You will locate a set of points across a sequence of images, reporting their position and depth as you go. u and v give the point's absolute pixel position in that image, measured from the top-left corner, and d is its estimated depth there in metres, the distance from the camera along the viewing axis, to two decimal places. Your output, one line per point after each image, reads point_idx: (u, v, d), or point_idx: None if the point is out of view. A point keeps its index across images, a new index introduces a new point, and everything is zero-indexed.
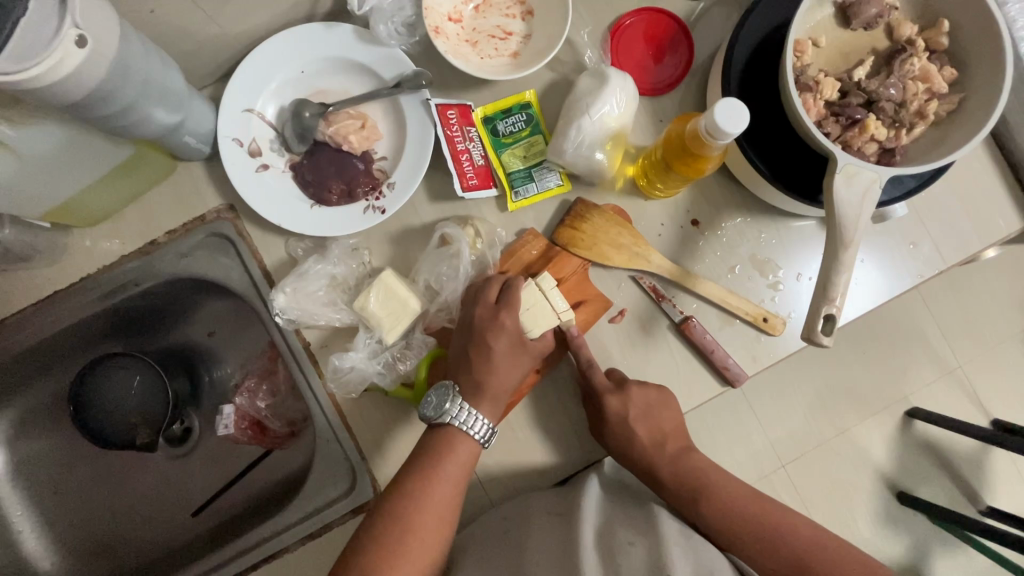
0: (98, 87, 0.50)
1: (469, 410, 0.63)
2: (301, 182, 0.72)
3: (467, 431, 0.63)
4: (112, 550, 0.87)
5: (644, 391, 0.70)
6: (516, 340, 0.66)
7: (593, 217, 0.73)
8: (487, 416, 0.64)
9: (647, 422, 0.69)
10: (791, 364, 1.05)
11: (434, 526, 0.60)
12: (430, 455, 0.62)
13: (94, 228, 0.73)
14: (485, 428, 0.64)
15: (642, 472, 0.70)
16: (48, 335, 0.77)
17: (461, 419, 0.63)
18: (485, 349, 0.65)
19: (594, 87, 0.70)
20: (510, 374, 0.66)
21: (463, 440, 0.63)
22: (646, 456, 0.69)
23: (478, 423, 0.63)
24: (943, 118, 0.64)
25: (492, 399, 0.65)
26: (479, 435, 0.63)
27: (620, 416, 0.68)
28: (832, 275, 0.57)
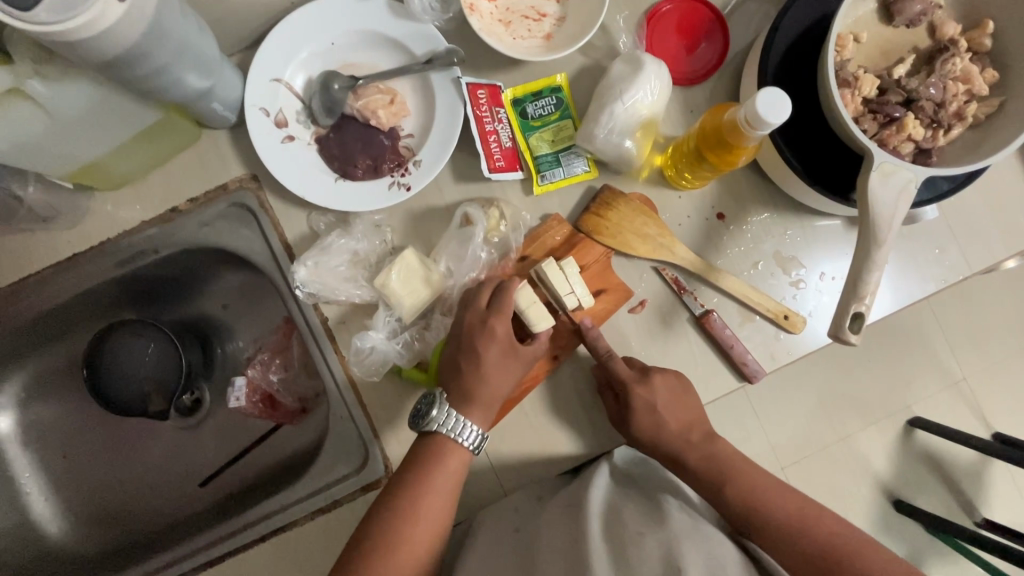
0: (135, 45, 0.49)
1: (458, 417, 0.64)
2: (327, 156, 0.72)
3: (458, 439, 0.63)
4: (118, 516, 0.87)
5: (666, 379, 0.69)
6: (505, 345, 0.65)
7: (620, 206, 0.72)
8: (478, 423, 0.64)
9: (671, 410, 0.68)
10: (801, 367, 1.05)
11: (439, 507, 0.61)
12: (432, 445, 0.64)
13: (116, 193, 0.72)
14: (475, 435, 0.64)
15: (665, 460, 0.69)
16: (65, 299, 0.77)
17: (450, 426, 0.63)
18: (479, 352, 0.65)
19: (628, 73, 0.69)
20: (506, 377, 0.66)
21: (453, 451, 0.63)
22: (670, 444, 0.68)
23: (469, 430, 0.64)
24: (981, 121, 0.63)
25: (483, 406, 0.65)
26: (468, 443, 0.64)
27: (645, 402, 0.67)
28: (863, 273, 0.57)
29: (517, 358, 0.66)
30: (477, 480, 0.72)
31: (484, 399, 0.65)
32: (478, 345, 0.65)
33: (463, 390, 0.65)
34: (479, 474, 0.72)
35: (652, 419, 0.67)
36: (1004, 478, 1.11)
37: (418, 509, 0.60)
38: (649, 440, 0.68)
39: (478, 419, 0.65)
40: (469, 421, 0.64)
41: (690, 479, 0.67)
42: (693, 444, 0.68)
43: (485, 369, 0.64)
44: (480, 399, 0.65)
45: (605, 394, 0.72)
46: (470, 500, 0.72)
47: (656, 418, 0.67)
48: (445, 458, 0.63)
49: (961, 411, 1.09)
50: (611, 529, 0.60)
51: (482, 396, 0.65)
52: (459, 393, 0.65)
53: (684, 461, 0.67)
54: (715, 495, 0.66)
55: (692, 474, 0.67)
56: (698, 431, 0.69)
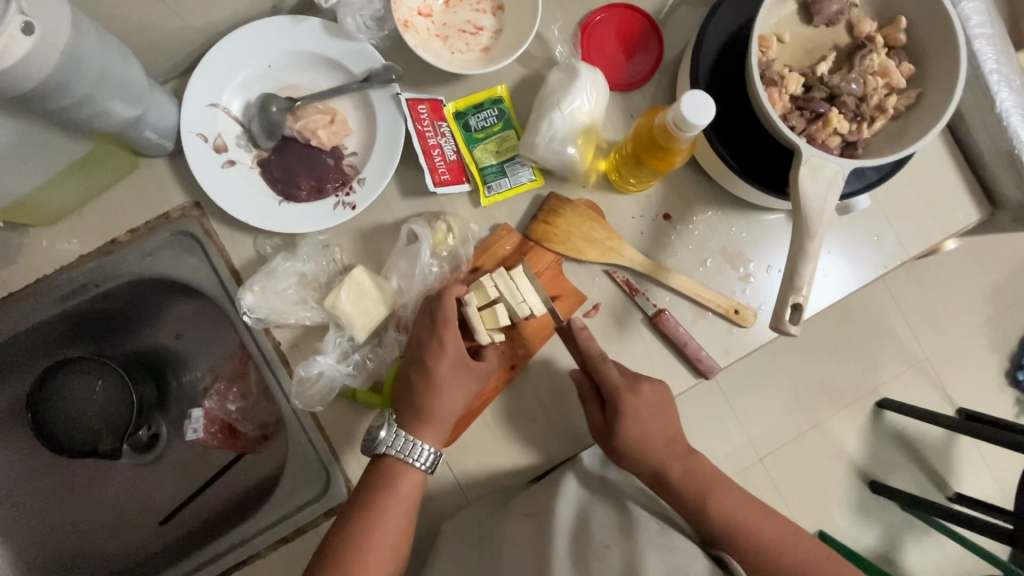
0: (49, 78, 0.48)
1: (410, 439, 0.63)
2: (269, 179, 0.71)
3: (409, 459, 0.63)
4: (75, 563, 0.83)
5: (656, 390, 0.70)
6: (458, 358, 0.65)
7: (567, 212, 0.73)
8: (430, 443, 0.64)
9: (658, 419, 0.69)
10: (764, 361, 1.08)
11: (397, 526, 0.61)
12: (383, 472, 0.63)
13: (52, 228, 0.70)
14: (429, 455, 0.63)
15: (647, 471, 0.69)
16: (4, 340, 0.74)
17: (400, 447, 0.63)
18: (430, 367, 0.64)
19: (565, 82, 0.70)
20: (460, 393, 0.65)
21: (407, 472, 0.63)
22: (657, 455, 0.69)
23: (421, 451, 0.63)
24: (902, 113, 0.66)
25: (437, 423, 0.64)
26: (422, 463, 0.63)
27: (635, 408, 0.68)
28: (798, 265, 0.58)
29: (471, 372, 0.66)
30: (442, 498, 0.71)
31: (444, 416, 0.64)
32: (429, 360, 0.65)
33: (415, 407, 0.64)
34: (442, 492, 0.71)
35: (645, 428, 0.68)
36: (972, 453, 1.15)
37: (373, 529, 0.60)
38: (637, 450, 0.68)
39: (430, 437, 0.64)
40: (422, 442, 0.64)
41: (674, 491, 0.68)
42: (677, 455, 0.69)
43: (439, 383, 0.64)
44: (432, 416, 0.64)
45: (589, 404, 0.71)
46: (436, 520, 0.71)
47: (643, 428, 0.68)
48: (399, 478, 0.63)
49: (927, 390, 1.13)
50: (577, 539, 0.60)
51: (434, 413, 0.64)
52: (422, 408, 0.64)
53: (667, 473, 0.68)
54: (695, 509, 0.67)
55: (671, 486, 0.68)
56: (681, 443, 0.70)
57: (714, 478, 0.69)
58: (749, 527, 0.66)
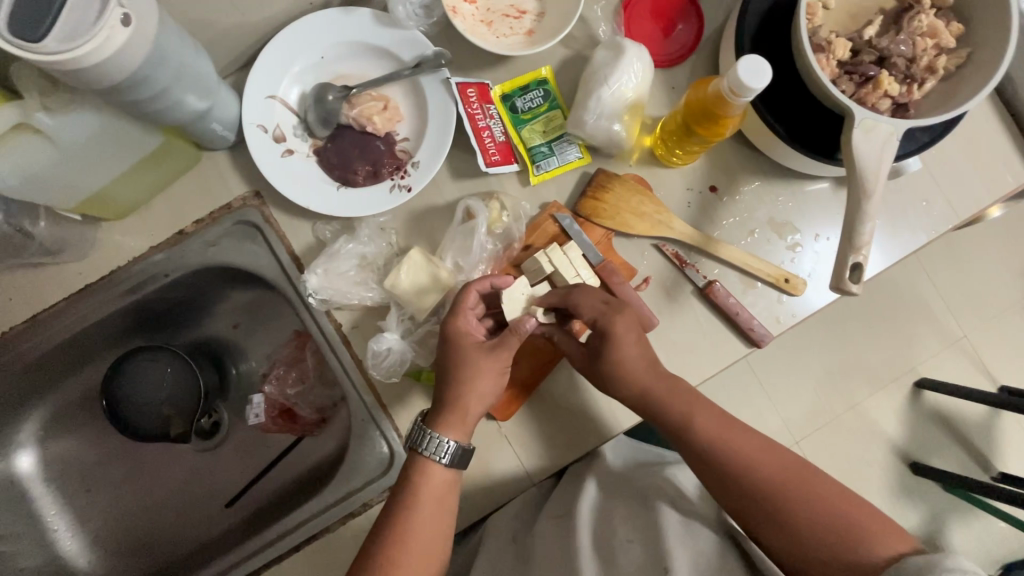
0: (137, 70, 0.51)
1: (436, 435, 0.62)
2: (326, 166, 0.73)
3: (433, 455, 0.61)
4: (148, 545, 0.87)
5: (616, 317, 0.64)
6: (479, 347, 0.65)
7: (615, 187, 0.74)
8: (453, 436, 0.62)
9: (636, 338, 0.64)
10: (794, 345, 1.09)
11: (438, 519, 0.60)
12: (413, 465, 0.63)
13: (123, 221, 0.74)
14: (453, 450, 0.62)
15: (630, 390, 0.64)
16: (79, 330, 0.77)
17: (425, 445, 0.62)
18: (451, 361, 0.64)
19: (611, 59, 0.71)
20: (484, 386, 0.64)
21: (435, 468, 0.62)
22: (636, 374, 0.63)
23: (445, 446, 0.61)
24: (952, 72, 0.66)
25: (461, 417, 0.63)
26: (446, 459, 0.62)
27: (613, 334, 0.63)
28: (856, 226, 0.59)
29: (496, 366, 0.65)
30: (501, 472, 0.73)
31: (466, 405, 0.63)
32: (450, 353, 0.65)
33: (440, 399, 0.64)
34: (504, 465, 0.72)
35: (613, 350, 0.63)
36: (1016, 430, 1.16)
37: (413, 526, 0.59)
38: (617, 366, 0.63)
39: (453, 431, 0.63)
40: (444, 436, 0.62)
41: (659, 413, 0.63)
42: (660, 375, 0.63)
43: (467, 374, 0.63)
44: (456, 410, 0.63)
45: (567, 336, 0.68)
46: (496, 494, 0.72)
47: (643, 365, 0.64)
48: (431, 474, 0.62)
49: (965, 368, 1.16)
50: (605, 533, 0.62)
51: (456, 407, 0.63)
52: (444, 399, 0.63)
53: (651, 391, 0.63)
54: (681, 433, 0.61)
55: (655, 407, 0.63)
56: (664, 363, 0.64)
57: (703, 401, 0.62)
58: (760, 478, 0.57)
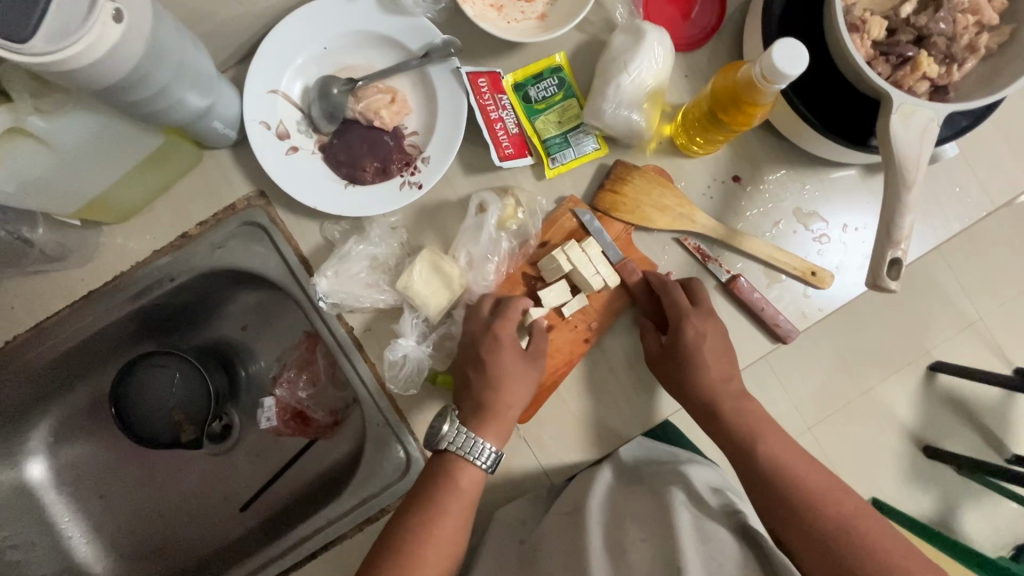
0: (133, 69, 0.48)
1: (474, 437, 0.62)
2: (333, 163, 0.70)
3: (470, 457, 0.61)
4: (163, 550, 0.86)
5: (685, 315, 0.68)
6: (517, 353, 0.66)
7: (634, 179, 0.71)
8: (492, 442, 0.63)
9: (716, 357, 0.67)
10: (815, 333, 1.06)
11: (462, 523, 0.60)
12: (433, 481, 0.61)
13: (125, 225, 0.71)
14: (491, 455, 0.62)
15: (699, 404, 0.67)
16: (85, 338, 0.76)
17: (461, 445, 0.61)
18: (488, 363, 0.65)
19: (629, 44, 0.68)
20: (519, 392, 0.65)
21: (467, 468, 0.62)
22: (712, 390, 0.66)
23: (483, 449, 0.62)
24: (994, 52, 0.62)
25: (499, 422, 0.64)
26: (483, 462, 0.62)
27: (696, 341, 0.67)
28: (895, 219, 0.56)
29: (529, 375, 0.66)
30: (521, 474, 0.71)
31: (503, 412, 0.64)
32: (486, 355, 0.65)
33: (476, 402, 0.64)
34: (524, 467, 0.71)
35: (685, 350, 0.67)
36: None
37: (439, 526, 0.58)
38: (692, 382, 0.67)
39: (492, 437, 0.63)
40: (484, 441, 0.63)
41: (724, 426, 0.65)
42: (733, 393, 0.66)
43: (501, 377, 0.64)
44: (494, 415, 0.63)
45: (647, 334, 0.71)
46: (513, 497, 0.71)
47: (699, 356, 0.66)
48: (449, 481, 0.61)
49: (982, 351, 1.11)
50: (614, 531, 0.59)
51: (495, 412, 0.63)
52: (481, 404, 0.64)
53: (711, 393, 0.66)
54: (746, 448, 0.63)
55: (710, 404, 0.66)
56: (738, 384, 0.67)
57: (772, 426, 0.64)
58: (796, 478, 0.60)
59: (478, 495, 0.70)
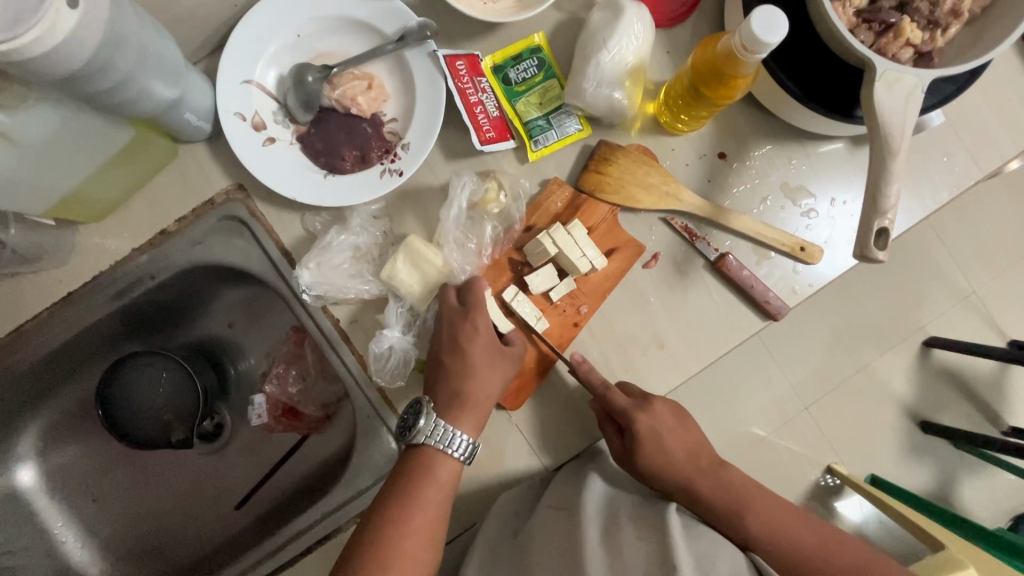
0: (93, 57, 0.46)
1: (447, 427, 0.62)
2: (311, 153, 0.69)
3: (446, 449, 0.61)
4: (159, 551, 0.86)
5: (651, 417, 0.65)
6: (491, 342, 0.65)
7: (619, 159, 0.70)
8: (468, 433, 0.63)
9: (675, 435, 0.66)
10: (807, 310, 1.05)
11: (440, 516, 0.60)
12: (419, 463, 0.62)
13: (102, 223, 0.70)
14: (464, 444, 0.62)
15: (673, 488, 0.65)
16: (68, 339, 0.74)
17: (438, 436, 0.61)
18: (466, 350, 0.64)
19: (608, 21, 0.66)
20: (496, 379, 0.65)
21: (442, 460, 0.62)
22: (680, 472, 0.65)
23: (457, 440, 0.61)
24: (977, 16, 0.61)
25: (474, 412, 0.64)
26: (457, 453, 0.62)
27: (649, 429, 0.65)
28: (881, 188, 0.55)
29: (504, 357, 0.66)
30: (515, 462, 0.70)
31: (478, 401, 0.64)
32: (463, 343, 0.64)
33: (454, 392, 0.64)
34: (516, 456, 0.70)
35: (647, 450, 0.65)
36: None
37: (415, 517, 0.59)
38: (661, 466, 0.65)
39: (466, 426, 0.63)
40: (458, 430, 0.63)
41: (702, 503, 0.64)
42: (702, 469, 0.65)
43: (471, 367, 0.64)
44: (470, 403, 0.63)
45: (607, 427, 0.68)
46: (506, 485, 0.70)
47: (660, 446, 0.65)
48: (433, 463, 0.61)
49: (977, 324, 1.10)
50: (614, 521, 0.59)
51: (469, 400, 0.63)
52: (456, 392, 0.63)
53: (694, 484, 0.64)
54: (730, 517, 0.63)
55: (697, 498, 0.64)
56: (706, 457, 0.67)
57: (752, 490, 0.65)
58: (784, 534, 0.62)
59: (471, 484, 0.70)
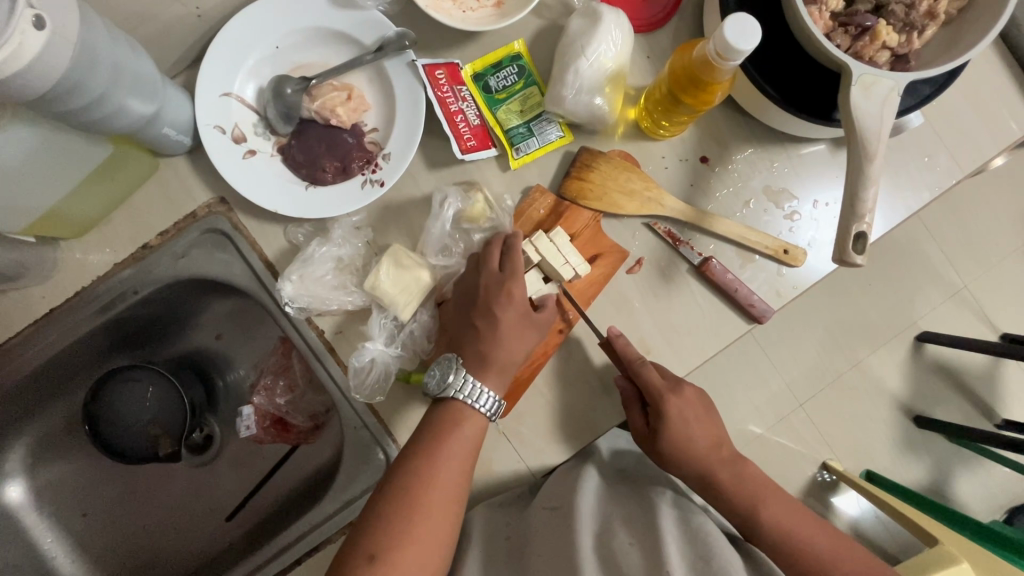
0: (64, 77, 0.46)
1: (476, 384, 0.61)
2: (292, 164, 0.69)
3: (474, 405, 0.61)
4: (150, 565, 0.86)
5: (679, 403, 0.64)
6: (523, 311, 0.65)
7: (600, 165, 0.70)
8: (494, 390, 0.62)
9: (702, 423, 0.65)
10: (796, 309, 1.06)
11: (443, 527, 0.56)
12: (429, 445, 0.59)
13: (84, 239, 0.69)
14: (492, 402, 0.61)
15: (694, 475, 0.65)
16: (52, 355, 0.74)
17: (466, 392, 0.61)
18: (497, 315, 0.63)
19: (587, 28, 0.66)
20: (523, 343, 0.64)
21: (470, 416, 0.61)
22: (702, 461, 0.64)
23: (486, 396, 0.61)
24: (954, 17, 0.61)
25: (499, 372, 0.63)
26: (485, 410, 0.61)
27: (678, 413, 0.64)
28: (859, 191, 0.55)
29: (533, 325, 0.65)
30: (502, 470, 0.70)
31: (506, 363, 0.63)
32: (496, 309, 0.64)
33: (480, 353, 0.63)
34: (505, 464, 0.70)
35: (674, 434, 0.64)
36: (1019, 376, 1.13)
37: (418, 523, 0.55)
38: (685, 455, 0.64)
39: (494, 386, 0.62)
40: (485, 387, 0.62)
41: (724, 496, 0.64)
42: (724, 460, 0.64)
43: (501, 331, 0.63)
44: (497, 363, 0.63)
45: (631, 408, 0.68)
46: (495, 493, 0.70)
47: (687, 431, 0.64)
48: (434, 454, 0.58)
49: (968, 319, 1.10)
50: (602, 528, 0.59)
51: (497, 362, 0.63)
52: (487, 354, 0.62)
53: (713, 476, 0.64)
54: (746, 513, 0.63)
55: (718, 489, 0.64)
56: (727, 449, 0.66)
57: (771, 488, 0.64)
58: (797, 534, 0.61)
59: None
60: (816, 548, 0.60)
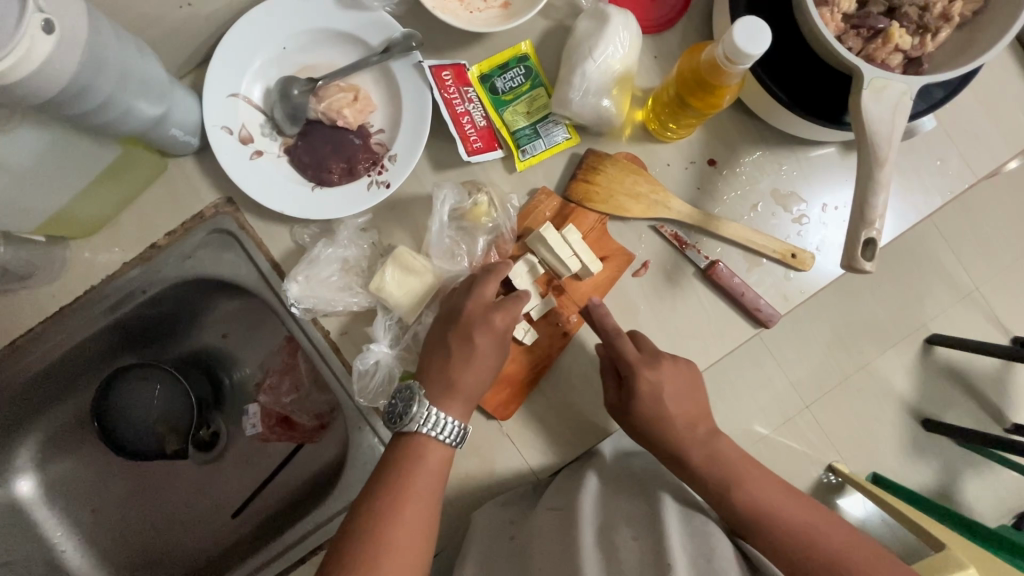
0: (72, 80, 0.46)
1: (436, 412, 0.60)
2: (298, 166, 0.69)
3: (435, 435, 0.60)
4: (158, 560, 0.87)
5: (655, 374, 0.64)
6: (503, 340, 0.64)
7: (607, 167, 0.70)
8: (458, 417, 0.61)
9: (678, 397, 0.65)
10: (804, 312, 1.05)
11: (421, 541, 0.56)
12: (400, 459, 0.60)
13: (92, 238, 0.70)
14: (455, 429, 0.61)
15: (666, 450, 0.65)
16: (61, 353, 0.75)
17: (428, 423, 0.60)
18: (474, 341, 0.63)
19: (594, 29, 0.66)
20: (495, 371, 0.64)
21: (432, 447, 0.60)
22: (678, 436, 0.64)
23: (446, 425, 0.60)
24: (969, 19, 0.60)
25: (467, 399, 0.62)
26: (449, 439, 0.60)
27: (652, 386, 0.64)
28: (869, 197, 0.54)
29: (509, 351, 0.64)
30: (506, 472, 0.70)
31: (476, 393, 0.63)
32: (473, 334, 0.63)
33: (447, 380, 0.62)
34: (508, 466, 0.70)
35: (643, 403, 0.64)
36: None
37: (399, 532, 0.56)
38: (660, 429, 0.64)
39: (459, 413, 0.62)
40: (449, 416, 0.61)
41: (697, 473, 0.64)
42: (698, 436, 0.64)
43: (476, 356, 0.63)
44: (465, 390, 0.62)
45: (608, 380, 0.68)
46: (498, 494, 0.70)
47: (657, 403, 0.64)
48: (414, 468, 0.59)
49: (979, 322, 1.09)
50: (605, 531, 0.58)
51: (465, 389, 0.62)
52: (455, 380, 0.62)
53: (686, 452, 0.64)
54: (720, 489, 0.62)
55: (691, 465, 0.64)
56: (704, 425, 0.66)
57: (748, 466, 0.63)
58: (773, 506, 0.61)
59: (462, 493, 0.70)
60: (792, 521, 0.59)
